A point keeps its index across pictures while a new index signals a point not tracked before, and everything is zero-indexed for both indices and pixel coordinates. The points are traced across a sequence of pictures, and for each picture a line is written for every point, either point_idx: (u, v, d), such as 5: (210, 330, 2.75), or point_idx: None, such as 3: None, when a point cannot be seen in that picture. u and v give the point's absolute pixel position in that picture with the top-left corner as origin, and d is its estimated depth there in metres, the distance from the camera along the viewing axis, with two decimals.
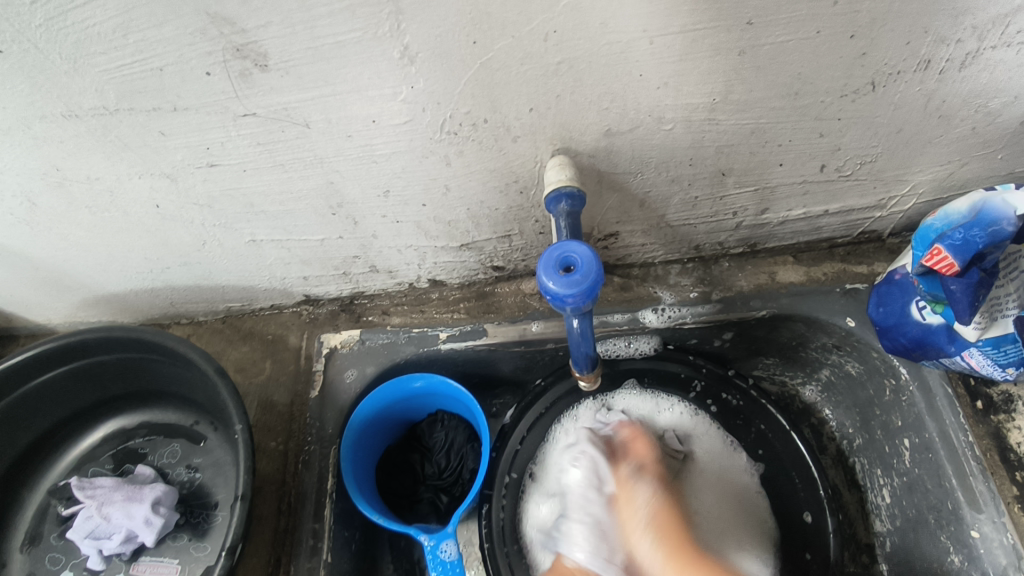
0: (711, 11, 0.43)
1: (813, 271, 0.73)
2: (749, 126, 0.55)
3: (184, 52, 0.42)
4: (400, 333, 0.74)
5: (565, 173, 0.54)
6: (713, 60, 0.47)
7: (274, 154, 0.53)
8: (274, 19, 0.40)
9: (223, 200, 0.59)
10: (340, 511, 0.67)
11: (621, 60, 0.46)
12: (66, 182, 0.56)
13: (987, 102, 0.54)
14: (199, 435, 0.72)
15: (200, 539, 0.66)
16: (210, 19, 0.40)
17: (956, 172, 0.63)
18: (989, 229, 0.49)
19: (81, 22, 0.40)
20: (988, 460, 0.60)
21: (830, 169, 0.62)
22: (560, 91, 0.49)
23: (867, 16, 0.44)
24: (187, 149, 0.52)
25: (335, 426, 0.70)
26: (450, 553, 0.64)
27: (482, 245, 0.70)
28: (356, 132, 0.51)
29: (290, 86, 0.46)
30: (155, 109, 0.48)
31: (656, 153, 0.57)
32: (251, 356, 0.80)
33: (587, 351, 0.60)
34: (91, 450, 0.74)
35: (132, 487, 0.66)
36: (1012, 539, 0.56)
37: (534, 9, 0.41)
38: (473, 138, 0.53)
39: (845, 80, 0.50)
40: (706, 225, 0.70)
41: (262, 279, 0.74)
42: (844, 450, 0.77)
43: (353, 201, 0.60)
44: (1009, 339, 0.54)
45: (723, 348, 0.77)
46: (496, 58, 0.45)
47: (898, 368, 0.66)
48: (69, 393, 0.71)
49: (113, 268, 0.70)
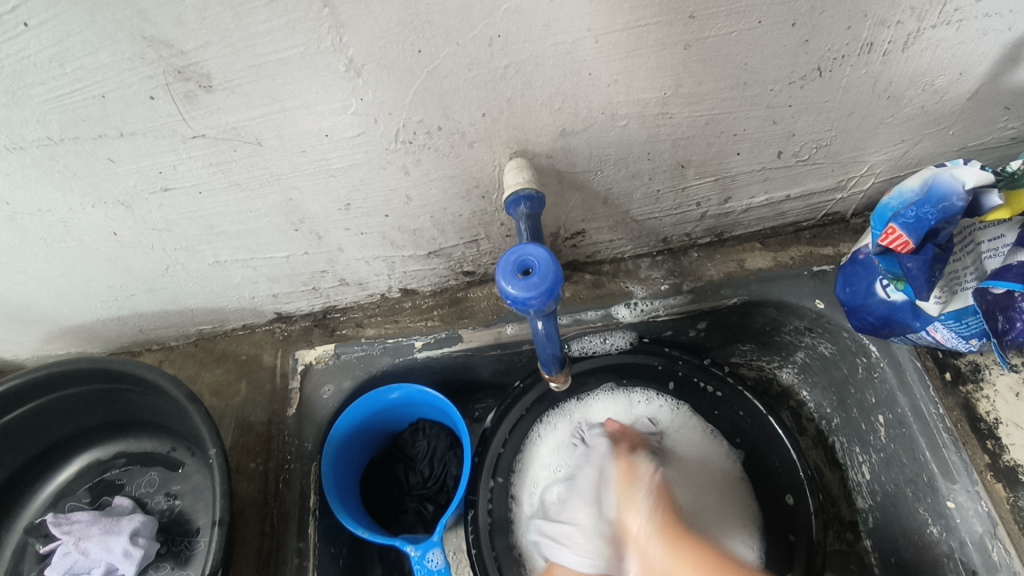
0: (652, 7, 0.43)
1: (781, 256, 0.74)
2: (703, 118, 0.55)
3: (125, 77, 0.42)
4: (374, 345, 0.73)
5: (522, 176, 0.54)
6: (660, 55, 0.47)
7: (229, 174, 0.53)
8: (212, 39, 0.40)
9: (181, 224, 0.58)
10: (324, 527, 0.67)
11: (569, 60, 0.46)
12: (17, 216, 0.55)
13: (933, 81, 0.55)
14: (177, 461, 0.71)
15: (183, 567, 0.65)
16: (147, 42, 0.40)
17: (910, 150, 0.64)
18: (939, 206, 0.50)
19: (15, 54, 0.39)
20: (959, 430, 0.61)
21: (787, 155, 0.62)
22: (510, 95, 0.49)
23: (806, 4, 0.45)
24: (138, 174, 0.51)
25: (315, 442, 0.69)
26: (437, 562, 0.63)
27: (450, 251, 0.69)
28: (309, 146, 0.51)
29: (237, 105, 0.46)
30: (101, 136, 0.47)
31: (614, 150, 0.57)
32: (226, 378, 0.79)
33: (554, 352, 0.60)
34: (66, 484, 0.73)
35: (109, 520, 0.65)
36: (986, 506, 0.57)
37: (475, 15, 0.41)
38: (429, 145, 0.53)
39: (792, 68, 0.51)
40: (671, 218, 0.71)
41: (231, 299, 0.74)
42: (823, 430, 0.78)
43: (314, 215, 0.60)
44: (970, 311, 0.55)
45: (698, 337, 0.77)
46: (443, 66, 0.45)
47: (868, 346, 0.67)
48: (39, 429, 0.69)
49: (77, 299, 0.69)
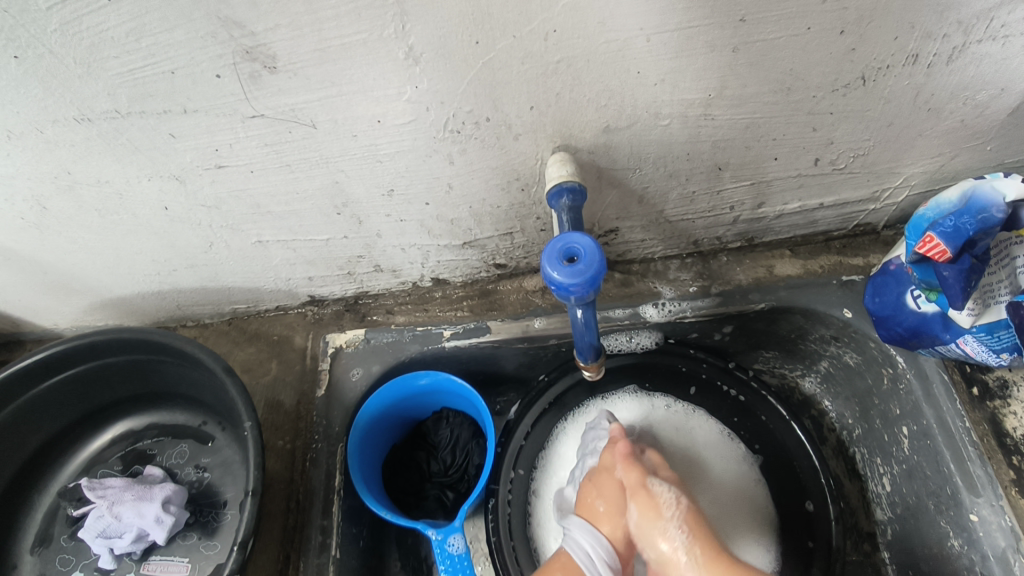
0: (706, 8, 0.44)
1: (810, 265, 0.75)
2: (745, 121, 0.56)
3: (195, 55, 0.44)
4: (404, 332, 0.75)
5: (565, 169, 0.55)
6: (708, 57, 0.48)
7: (281, 155, 0.54)
8: (282, 22, 0.42)
9: (230, 202, 0.60)
10: (347, 507, 0.68)
11: (619, 57, 0.47)
12: (76, 185, 0.57)
13: (975, 95, 0.55)
14: (207, 435, 0.73)
15: (210, 538, 0.67)
16: (220, 22, 0.41)
17: (947, 164, 0.65)
18: (978, 216, 0.51)
19: (95, 26, 0.41)
20: (985, 445, 0.61)
21: (824, 163, 0.63)
22: (559, 89, 0.50)
23: (856, 12, 0.46)
24: (196, 151, 0.53)
25: (342, 424, 0.71)
26: (458, 547, 0.65)
27: (484, 243, 0.71)
28: (361, 131, 0.52)
29: (297, 88, 0.47)
30: (166, 112, 0.49)
31: (654, 149, 0.58)
32: (257, 357, 0.81)
33: (592, 342, 0.61)
34: (100, 451, 0.75)
35: (142, 487, 0.67)
36: (1010, 521, 0.57)
37: (534, 9, 0.43)
38: (476, 136, 0.54)
39: (837, 75, 0.52)
40: (704, 220, 0.72)
41: (268, 280, 0.76)
42: (844, 441, 0.78)
43: (357, 200, 0.61)
44: (1002, 325, 0.56)
45: (723, 342, 0.78)
46: (498, 58, 0.46)
47: (895, 357, 0.67)
48: (78, 395, 0.71)
49: (121, 271, 0.71)
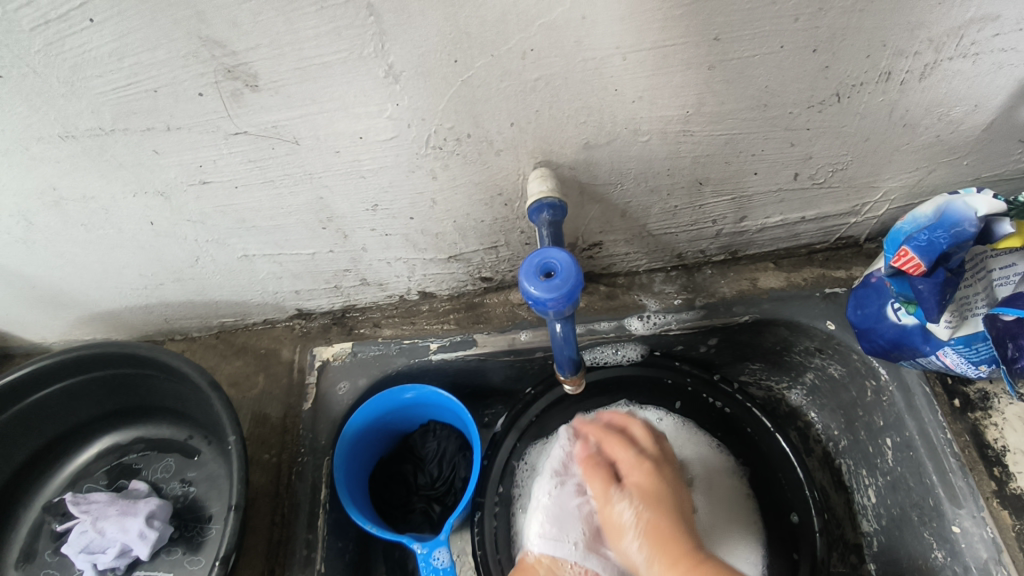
0: (680, 28, 0.45)
1: (794, 277, 0.75)
2: (724, 137, 0.57)
3: (178, 74, 0.44)
4: (391, 345, 0.75)
5: (546, 185, 0.56)
6: (685, 74, 0.49)
7: (265, 171, 0.55)
8: (263, 42, 0.43)
9: (215, 217, 0.61)
10: (333, 521, 0.68)
11: (597, 75, 0.48)
12: (62, 202, 0.57)
13: (949, 111, 0.56)
14: (193, 449, 0.73)
15: (194, 552, 0.67)
16: (202, 42, 0.42)
17: (925, 178, 0.66)
18: (952, 230, 0.51)
19: (78, 47, 0.42)
20: (966, 456, 0.61)
21: (803, 177, 0.64)
22: (539, 107, 0.51)
23: (827, 31, 0.47)
24: (180, 167, 0.54)
25: (328, 437, 0.71)
26: (443, 560, 0.64)
27: (469, 257, 0.71)
28: (343, 148, 0.53)
29: (279, 105, 0.48)
30: (150, 129, 0.49)
31: (635, 164, 0.59)
32: (245, 370, 0.81)
33: (572, 355, 0.61)
34: (86, 465, 0.75)
35: (127, 501, 0.67)
36: (992, 532, 0.58)
37: (511, 29, 0.44)
38: (457, 152, 0.55)
39: (811, 92, 0.53)
40: (687, 234, 0.72)
41: (255, 294, 0.76)
42: (830, 452, 0.78)
43: (342, 215, 0.62)
44: (980, 337, 0.56)
45: (709, 354, 0.78)
46: (477, 76, 0.47)
47: (878, 368, 0.67)
48: (62, 410, 0.71)
49: (108, 286, 0.72)
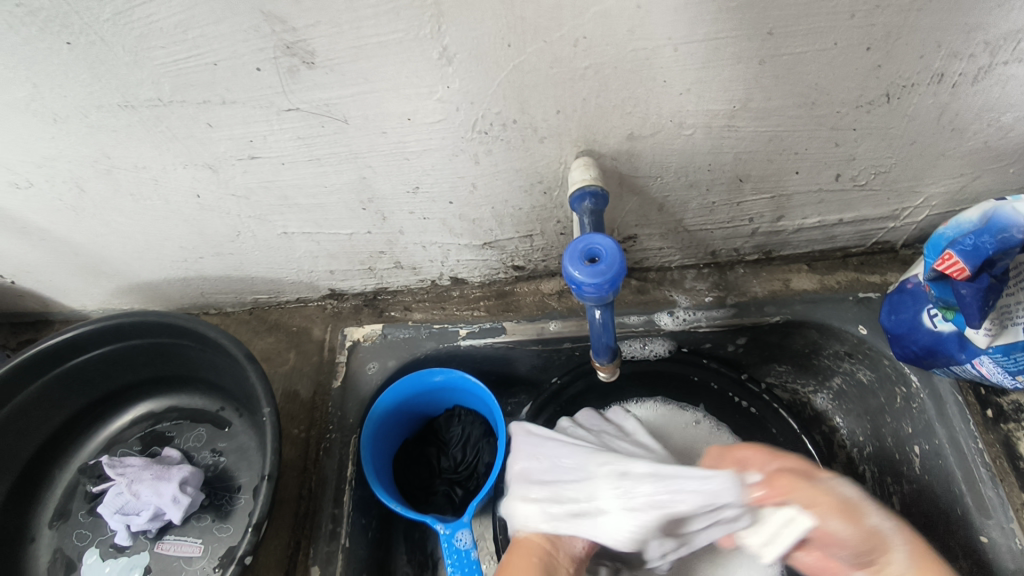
0: (735, 20, 0.45)
1: (827, 280, 0.75)
2: (768, 133, 0.57)
3: (239, 48, 0.46)
4: (421, 329, 0.76)
5: (589, 173, 0.56)
6: (735, 68, 0.49)
7: (313, 148, 0.56)
8: (323, 19, 0.43)
9: (260, 192, 0.62)
10: (358, 498, 0.69)
11: (647, 65, 0.49)
12: (114, 170, 0.59)
13: (999, 116, 0.55)
14: (224, 421, 0.75)
15: (223, 521, 0.68)
16: (264, 17, 0.43)
17: (968, 185, 0.65)
18: (998, 236, 0.50)
19: (145, 18, 0.43)
20: (997, 466, 0.61)
21: (844, 178, 0.64)
22: (586, 95, 0.51)
23: (883, 29, 0.46)
24: (231, 141, 0.55)
25: (356, 416, 0.72)
26: (465, 541, 0.65)
27: (504, 244, 0.72)
28: (391, 129, 0.54)
29: (333, 83, 0.49)
30: (206, 102, 0.51)
31: (676, 158, 0.59)
32: (276, 346, 0.82)
33: (608, 343, 0.61)
34: (119, 431, 0.77)
35: (161, 467, 0.68)
36: (1021, 545, 0.57)
37: (567, 16, 0.44)
38: (501, 137, 0.55)
39: (861, 91, 0.52)
40: (722, 231, 0.72)
41: (290, 272, 0.77)
42: (855, 458, 0.77)
43: (383, 196, 0.63)
44: (1019, 347, 0.56)
45: (736, 353, 0.78)
46: (528, 61, 0.48)
47: (909, 376, 0.67)
48: (101, 375, 0.73)
49: (150, 257, 0.73)
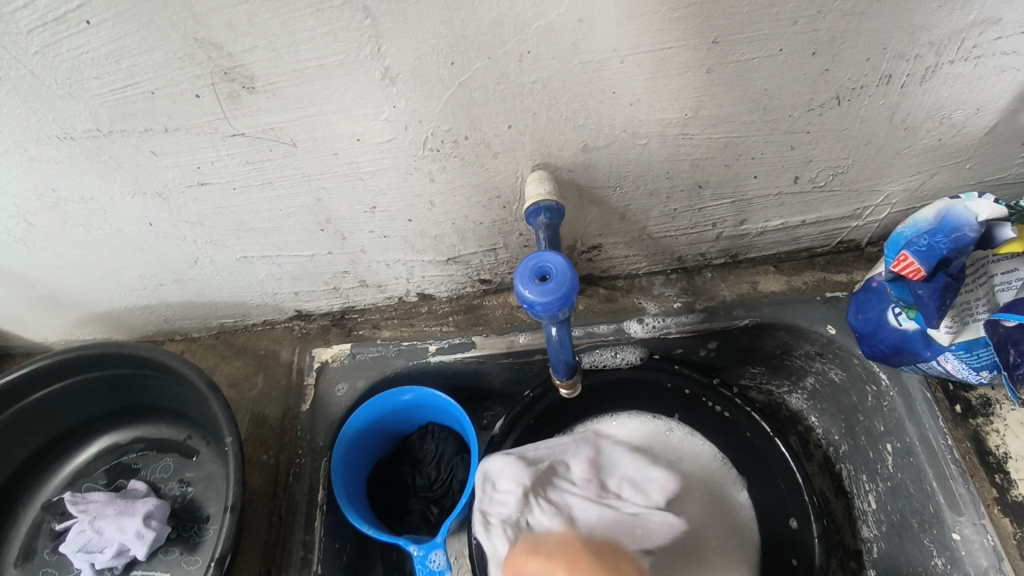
0: (679, 30, 0.45)
1: (794, 280, 0.74)
2: (723, 140, 0.57)
3: (175, 76, 0.45)
4: (389, 346, 0.75)
5: (543, 188, 0.56)
6: (683, 77, 0.49)
7: (263, 172, 0.55)
8: (259, 44, 0.43)
9: (214, 218, 0.61)
10: (329, 523, 0.67)
11: (594, 78, 0.48)
12: (61, 203, 0.57)
13: (951, 114, 0.55)
14: (192, 450, 0.73)
15: (191, 553, 0.67)
16: (198, 44, 0.42)
17: (927, 182, 0.65)
18: (952, 235, 0.50)
19: (76, 49, 0.42)
20: (967, 462, 0.61)
21: (804, 180, 0.64)
22: (536, 109, 0.51)
23: (827, 34, 0.46)
24: (178, 168, 0.54)
25: (326, 438, 0.71)
26: (439, 562, 0.65)
27: (468, 259, 0.71)
28: (341, 150, 0.53)
29: (277, 107, 0.48)
30: (147, 130, 0.49)
31: (634, 167, 0.59)
32: (244, 371, 0.81)
33: (567, 359, 0.61)
34: (84, 465, 0.75)
35: (125, 501, 0.67)
36: (992, 540, 0.57)
37: (508, 32, 0.43)
38: (455, 154, 0.55)
39: (811, 95, 0.52)
40: (687, 237, 0.72)
41: (254, 295, 0.76)
42: (831, 457, 0.77)
43: (340, 216, 0.62)
44: (981, 343, 0.55)
45: (709, 357, 0.78)
46: (474, 78, 0.47)
47: (879, 373, 0.67)
48: (63, 409, 0.72)
49: (108, 286, 0.72)
